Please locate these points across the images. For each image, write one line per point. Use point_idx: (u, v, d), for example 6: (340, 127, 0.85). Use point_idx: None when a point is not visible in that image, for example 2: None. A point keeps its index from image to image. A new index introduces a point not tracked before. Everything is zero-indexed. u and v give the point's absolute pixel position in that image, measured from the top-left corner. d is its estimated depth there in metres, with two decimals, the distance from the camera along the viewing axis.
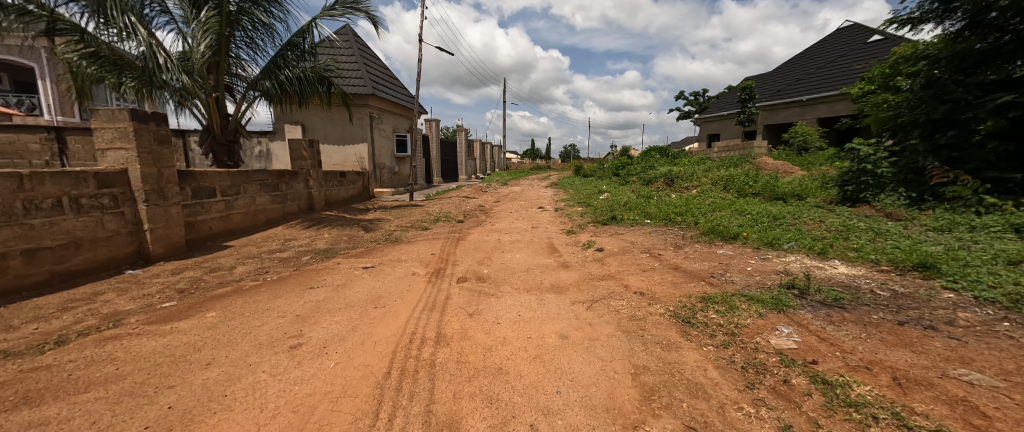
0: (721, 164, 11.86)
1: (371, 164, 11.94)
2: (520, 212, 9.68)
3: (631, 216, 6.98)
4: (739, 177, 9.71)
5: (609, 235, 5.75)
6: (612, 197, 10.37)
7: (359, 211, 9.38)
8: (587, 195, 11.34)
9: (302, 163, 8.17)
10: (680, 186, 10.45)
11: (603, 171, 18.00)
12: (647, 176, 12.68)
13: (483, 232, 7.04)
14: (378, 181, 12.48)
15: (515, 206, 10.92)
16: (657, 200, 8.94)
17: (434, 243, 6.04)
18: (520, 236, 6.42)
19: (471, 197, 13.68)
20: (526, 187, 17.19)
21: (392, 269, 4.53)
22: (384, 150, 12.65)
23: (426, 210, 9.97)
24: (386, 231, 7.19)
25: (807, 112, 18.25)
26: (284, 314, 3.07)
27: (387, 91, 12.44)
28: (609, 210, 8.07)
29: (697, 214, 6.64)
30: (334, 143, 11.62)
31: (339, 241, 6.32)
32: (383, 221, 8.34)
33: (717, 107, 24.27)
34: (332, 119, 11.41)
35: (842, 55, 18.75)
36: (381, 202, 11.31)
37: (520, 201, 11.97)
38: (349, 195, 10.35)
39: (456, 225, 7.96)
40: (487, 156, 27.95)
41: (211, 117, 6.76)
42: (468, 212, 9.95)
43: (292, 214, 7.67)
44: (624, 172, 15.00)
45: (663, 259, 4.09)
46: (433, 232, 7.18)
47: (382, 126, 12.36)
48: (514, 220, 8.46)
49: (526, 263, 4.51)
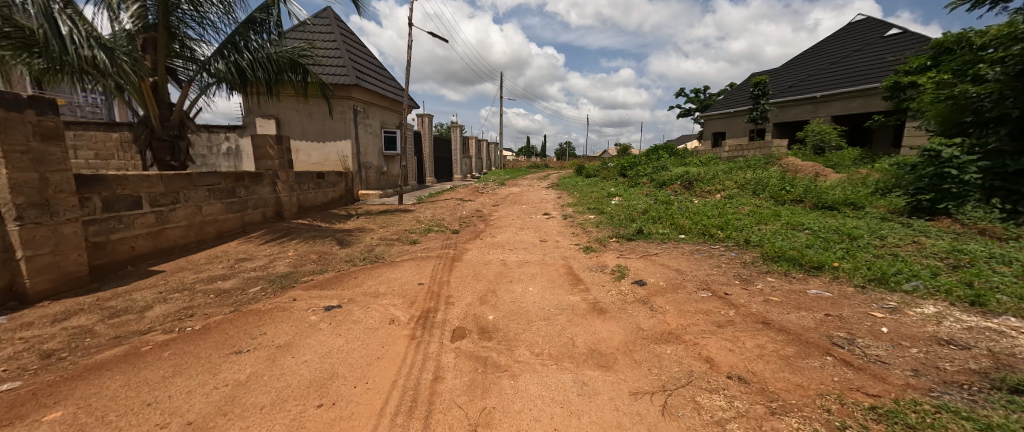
0: (744, 165, 10.78)
1: (355, 163, 10.72)
2: (523, 219, 8.54)
3: (659, 229, 5.89)
4: (770, 180, 8.63)
5: (641, 257, 4.63)
6: (627, 202, 9.26)
7: (338, 218, 8.16)
8: (597, 200, 10.21)
9: (269, 163, 6.94)
10: (701, 190, 9.36)
11: (608, 171, 16.90)
12: (661, 178, 11.56)
13: (483, 248, 5.89)
14: (364, 183, 11.24)
15: (516, 212, 9.76)
16: (682, 207, 7.84)
17: (424, 265, 4.88)
18: (529, 255, 5.28)
19: (467, 200, 12.49)
20: (526, 188, 16.05)
21: (364, 311, 3.36)
22: (371, 148, 11.40)
23: (416, 217, 8.76)
24: (365, 246, 5.99)
25: (820, 110, 17.39)
26: (169, 421, 1.89)
27: (374, 82, 11.16)
28: (630, 219, 6.95)
29: (740, 227, 5.55)
30: (312, 140, 10.34)
31: (305, 261, 5.12)
32: (364, 231, 7.13)
33: (724, 104, 23.29)
34: (310, 113, 10.13)
35: (859, 50, 17.94)
36: (366, 207, 10.08)
37: (522, 206, 10.80)
38: (328, 199, 9.13)
39: (451, 237, 6.80)
40: (483, 153, 26.75)
41: (146, 106, 5.48)
42: (464, 219, 8.76)
43: (254, 225, 6.43)
44: (632, 173, 13.87)
45: (736, 303, 2.97)
46: (423, 247, 6.01)
47: (368, 121, 11.13)
48: (518, 230, 7.32)
49: (544, 304, 3.36)
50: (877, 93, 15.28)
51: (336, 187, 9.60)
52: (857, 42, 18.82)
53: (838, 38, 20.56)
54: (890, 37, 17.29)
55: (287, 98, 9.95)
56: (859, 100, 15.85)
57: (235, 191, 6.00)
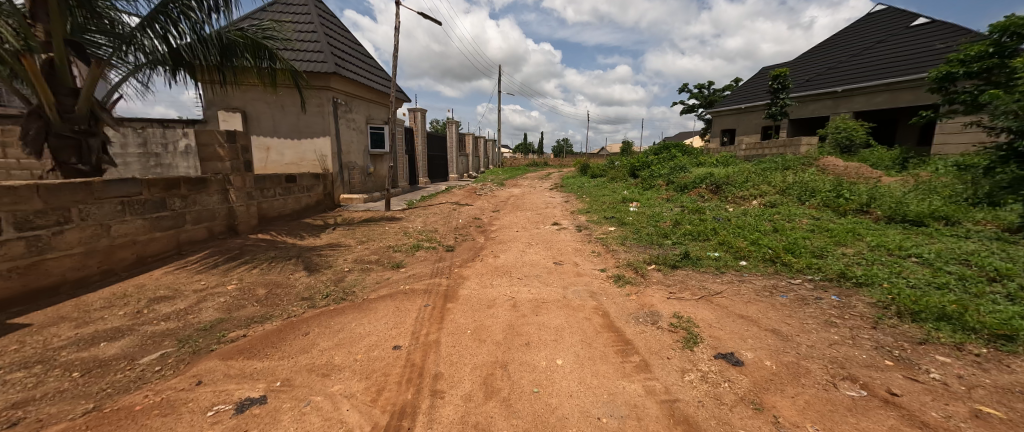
0: (776, 166, 9.58)
1: (336, 164, 9.43)
2: (530, 231, 7.30)
3: (708, 250, 4.70)
4: (816, 186, 7.44)
5: (703, 300, 3.37)
6: (649, 210, 8.07)
7: (310, 230, 6.85)
8: (611, 207, 9.00)
9: (218, 165, 5.64)
10: (733, 197, 8.15)
11: (616, 170, 15.75)
12: (681, 180, 10.34)
13: (486, 276, 4.63)
14: (346, 185, 9.93)
15: (521, 220, 8.54)
16: (719, 219, 6.66)
17: (407, 307, 3.61)
18: (546, 291, 4.02)
19: (464, 204, 11.22)
20: (527, 190, 14.81)
21: (297, 417, 2.08)
22: (354, 146, 10.09)
23: (403, 228, 7.47)
24: (333, 273, 4.69)
25: (841, 105, 16.96)
26: None
27: (358, 71, 9.81)
28: (663, 236, 5.75)
29: (816, 249, 4.34)
30: (285, 137, 9.00)
31: (247, 299, 3.82)
32: (337, 249, 5.83)
33: (735, 100, 22.15)
34: (281, 105, 8.80)
35: (882, 41, 17.46)
36: (348, 214, 8.81)
37: (525, 212, 9.58)
38: (302, 206, 7.83)
39: (446, 257, 5.55)
40: (480, 151, 25.48)
41: (37, 91, 4.11)
42: (461, 230, 7.51)
43: (195, 244, 5.11)
44: (645, 174, 12.67)
45: (933, 425, 1.71)
46: (409, 274, 4.74)
47: (351, 116, 9.84)
48: (526, 247, 6.07)
49: (590, 401, 2.11)
50: (904, 87, 14.85)
51: (313, 192, 8.32)
52: (880, 32, 18.11)
53: (856, 29, 19.73)
54: (916, 27, 16.79)
55: (255, 88, 8.59)
56: (884, 95, 15.40)
57: (167, 202, 4.70)
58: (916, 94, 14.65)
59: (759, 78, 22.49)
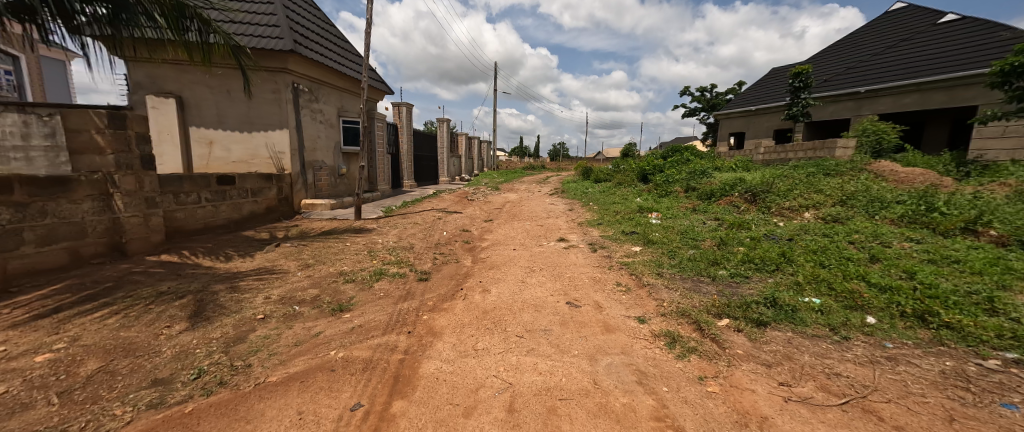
0: (820, 170, 8.12)
1: (296, 163, 7.84)
2: (531, 250, 5.76)
3: (799, 294, 3.19)
4: (886, 197, 6.02)
5: (861, 415, 1.83)
6: (678, 224, 6.62)
7: (244, 247, 5.25)
8: (626, 218, 7.51)
9: (96, 160, 3.98)
10: (779, 208, 6.67)
11: (623, 174, 14.37)
12: (706, 187, 8.86)
13: (469, 329, 3.08)
14: (310, 189, 8.33)
15: (519, 233, 7.03)
16: (776, 239, 5.17)
17: (323, 410, 2.04)
18: (564, 368, 2.47)
19: (452, 212, 9.65)
20: (525, 195, 13.34)
21: None
22: (320, 142, 8.51)
23: (369, 245, 5.88)
24: (236, 321, 3.10)
25: (864, 106, 15.85)
26: None
27: (325, 53, 8.27)
28: (715, 265, 4.22)
29: (969, 292, 2.90)
30: (231, 129, 7.37)
31: (51, 385, 2.22)
32: (266, 277, 4.22)
33: (745, 102, 20.90)
34: (227, 90, 7.20)
35: (907, 39, 16.42)
36: (307, 224, 7.21)
37: (524, 223, 8.08)
38: (243, 214, 6.22)
39: (416, 292, 3.98)
40: (474, 153, 24.02)
41: None
42: (444, 248, 5.97)
43: (44, 274, 3.58)
44: (659, 179, 11.23)
45: None
46: (355, 323, 3.17)
47: (315, 106, 8.27)
48: (526, 275, 4.54)
49: None
50: (935, 87, 13.84)
51: (259, 196, 6.71)
52: (902, 31, 17.10)
53: (875, 27, 18.65)
54: (943, 25, 15.77)
55: (193, 68, 6.97)
56: (914, 95, 14.35)
57: None
58: (948, 95, 13.65)
59: (770, 79, 21.26)
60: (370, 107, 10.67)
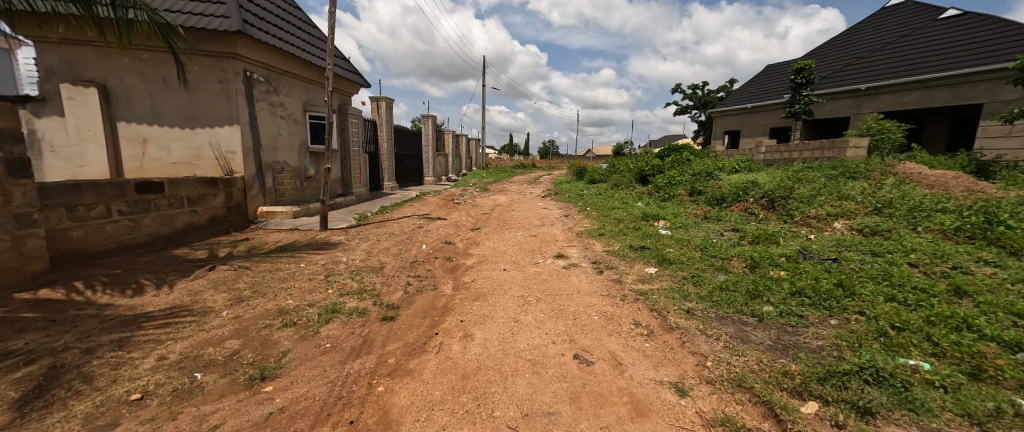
0: (841, 171, 7.37)
1: (250, 164, 6.81)
2: (524, 271, 4.83)
3: (896, 353, 2.34)
4: (929, 206, 5.26)
5: None
6: (692, 236, 5.77)
7: (166, 273, 4.20)
8: (631, 228, 6.64)
9: None
10: (804, 217, 5.87)
11: (620, 174, 13.56)
12: (715, 191, 8.04)
13: (440, 413, 2.15)
14: (269, 194, 7.27)
15: (510, 246, 6.11)
16: (816, 259, 4.35)
17: None
18: None
19: (435, 219, 8.67)
20: (517, 198, 12.42)
21: None
22: (280, 141, 7.47)
23: (328, 265, 4.88)
24: (93, 409, 2.11)
25: (864, 104, 15.37)
26: None
27: (283, 37, 7.24)
28: (757, 298, 3.35)
29: None
30: (168, 125, 6.27)
31: None
32: (178, 319, 3.22)
33: (741, 99, 20.31)
34: (163, 79, 6.12)
35: (907, 35, 15.94)
36: (263, 236, 6.17)
37: (515, 232, 7.16)
38: (176, 229, 5.18)
39: (375, 341, 3.01)
40: (463, 152, 22.99)
41: None
42: (421, 268, 5.01)
43: None
44: (660, 182, 10.43)
45: None
46: (275, 404, 2.20)
47: (273, 99, 7.24)
48: (520, 310, 3.60)
49: None
50: (938, 85, 13.35)
51: (200, 205, 5.64)
52: (902, 27, 16.62)
53: (872, 23, 18.17)
54: (943, 20, 15.30)
55: (118, 51, 5.84)
56: (916, 93, 13.84)
57: None
58: (952, 93, 13.17)
59: (766, 76, 20.71)
60: (342, 101, 9.61)
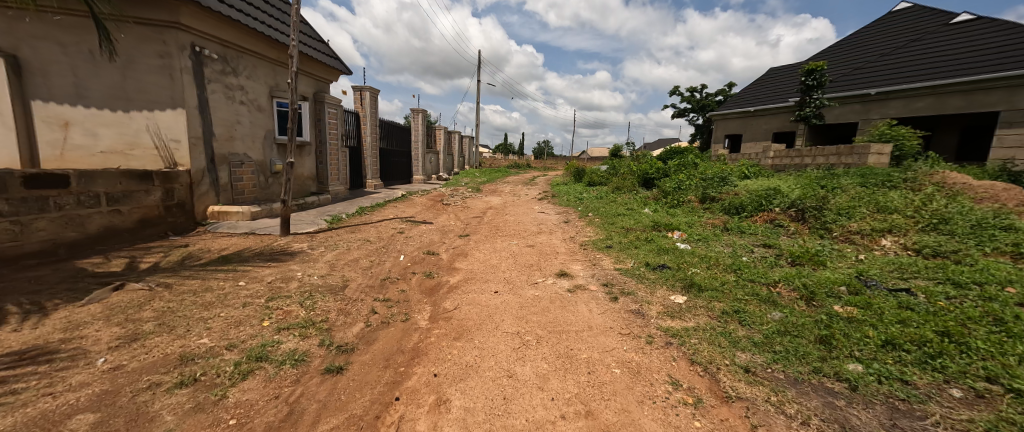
0: (875, 177, 6.57)
1: (199, 156, 5.83)
2: (520, 295, 3.90)
3: None
4: (999, 224, 4.42)
5: None
6: (717, 251, 4.89)
7: (52, 296, 3.22)
8: (642, 240, 5.75)
9: None
10: (845, 232, 5.03)
11: (621, 177, 12.70)
12: (733, 199, 7.18)
13: None
14: (224, 192, 6.28)
15: (503, 260, 5.17)
16: (883, 289, 3.47)
17: None
18: None
19: (418, 223, 7.68)
20: (511, 200, 11.47)
21: None
22: (239, 129, 6.48)
23: (273, 284, 3.89)
24: None
25: (872, 110, 14.66)
26: None
27: (241, 8, 6.26)
28: (836, 349, 2.47)
29: None
30: (97, 106, 5.25)
31: None
32: (28, 373, 2.25)
33: (744, 102, 19.62)
34: (89, 51, 5.12)
35: (918, 40, 15.30)
36: (208, 243, 5.17)
37: (509, 242, 6.22)
38: (92, 235, 4.38)
39: (302, 415, 2.08)
40: (456, 150, 21.98)
41: None
42: (391, 288, 4.05)
43: None
44: (668, 186, 9.57)
45: None
46: None
47: (231, 81, 6.26)
48: (515, 359, 2.67)
49: None
50: (951, 91, 12.68)
51: (125, 204, 4.71)
52: (911, 31, 16.00)
53: (880, 27, 17.60)
54: (956, 25, 14.67)
55: (29, 14, 4.82)
56: (928, 99, 13.19)
57: None
58: (966, 100, 12.48)
59: (770, 79, 20.04)
60: (318, 88, 8.59)
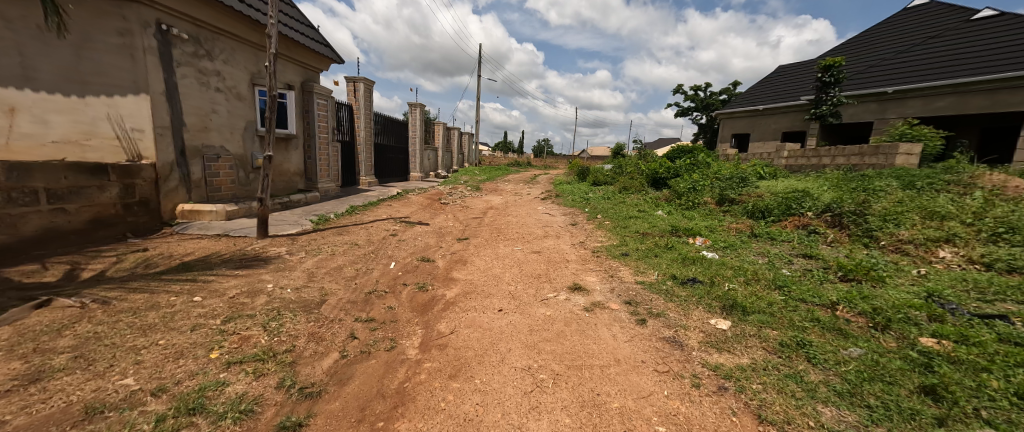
0: (914, 179, 5.99)
1: (168, 148, 5.22)
2: (529, 315, 3.30)
3: None
4: None
5: None
6: (752, 262, 4.29)
7: None
8: (661, 247, 5.15)
9: None
10: (895, 242, 4.45)
11: (629, 176, 12.11)
12: (756, 201, 6.59)
13: None
14: (197, 188, 5.66)
15: (507, 269, 4.57)
16: (969, 315, 2.88)
17: None
18: None
19: (413, 224, 7.07)
20: (513, 199, 10.87)
21: None
22: (215, 119, 5.85)
23: (234, 299, 3.26)
24: None
25: (889, 109, 14.01)
26: None
27: None
28: (954, 407, 1.86)
29: None
30: (42, 88, 4.38)
31: None
32: None
33: (753, 100, 19.02)
34: (34, 22, 4.27)
35: (936, 36, 14.70)
36: (174, 246, 4.56)
37: (513, 247, 5.63)
38: (29, 238, 3.88)
39: None
40: (455, 146, 21.38)
41: None
42: (376, 305, 3.45)
43: None
44: (681, 186, 8.98)
45: None
46: None
47: (205, 65, 5.63)
48: (527, 411, 2.07)
49: None
50: (975, 90, 12.07)
51: (70, 202, 4.15)
52: (929, 28, 15.40)
53: (895, 24, 17.00)
54: (977, 21, 14.07)
55: None
56: (949, 98, 12.54)
57: None
58: (991, 100, 11.87)
59: (779, 77, 19.44)
60: (306, 77, 7.96)
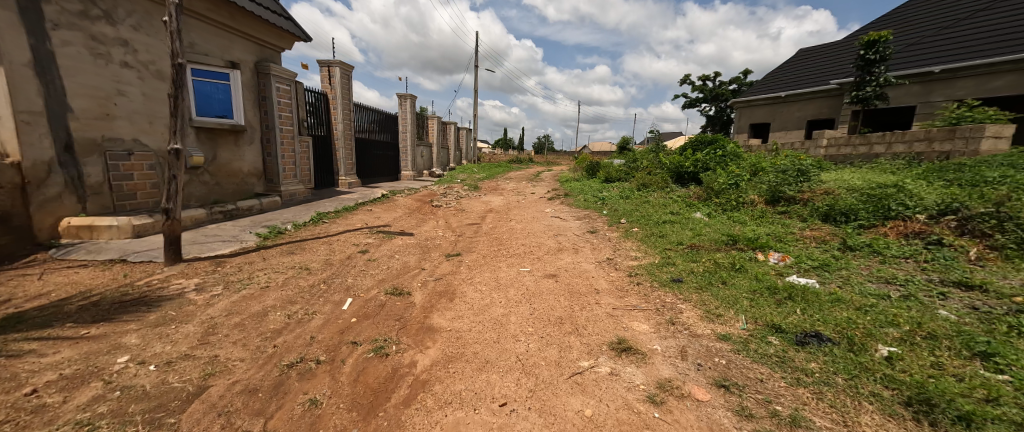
0: None
1: (45, 143, 3.83)
2: (555, 419, 1.86)
3: None
4: None
5: None
6: (882, 299, 2.84)
7: None
8: (725, 269, 3.72)
9: None
10: None
11: (646, 171, 10.68)
12: (831, 201, 5.15)
13: None
14: (97, 196, 4.26)
15: (512, 308, 3.15)
16: None
17: None
18: None
19: (392, 236, 5.62)
20: (515, 200, 9.41)
21: None
22: (127, 106, 4.45)
23: (28, 400, 1.82)
24: None
25: (934, 91, 12.23)
26: None
27: None
28: None
29: None
30: None
31: None
32: None
33: (775, 87, 17.49)
34: None
35: (986, 9, 13.06)
36: (29, 282, 3.15)
37: (519, 268, 4.19)
38: None
39: None
40: (452, 143, 19.97)
41: None
42: (295, 393, 2.04)
43: None
44: (716, 182, 7.53)
45: None
46: None
47: (101, 29, 4.19)
48: None
49: None
50: None
51: None
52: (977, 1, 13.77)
53: None
54: None
55: None
56: (1008, 76, 10.77)
57: None
58: None
59: (803, 60, 17.87)
60: (262, 56, 6.51)
